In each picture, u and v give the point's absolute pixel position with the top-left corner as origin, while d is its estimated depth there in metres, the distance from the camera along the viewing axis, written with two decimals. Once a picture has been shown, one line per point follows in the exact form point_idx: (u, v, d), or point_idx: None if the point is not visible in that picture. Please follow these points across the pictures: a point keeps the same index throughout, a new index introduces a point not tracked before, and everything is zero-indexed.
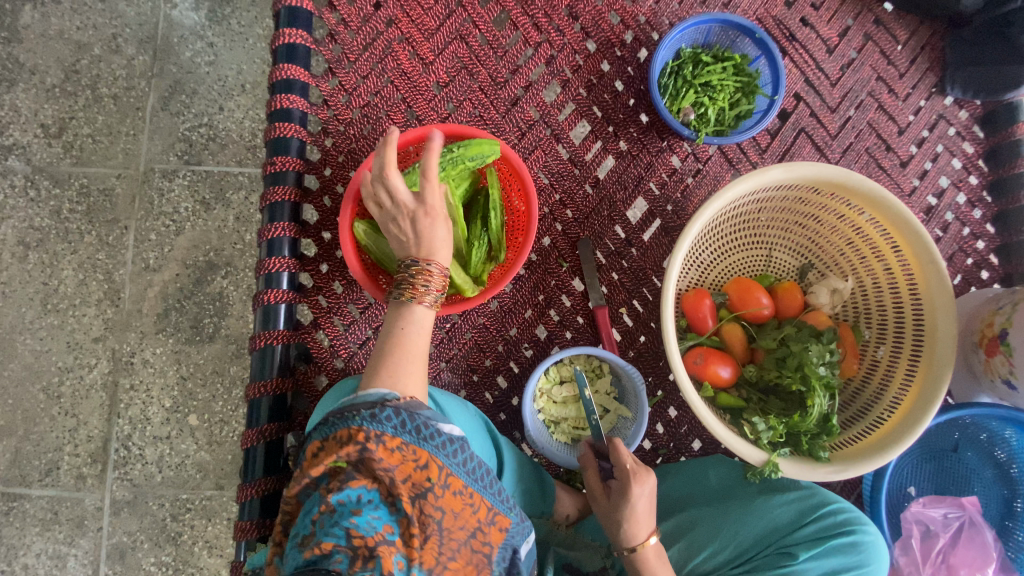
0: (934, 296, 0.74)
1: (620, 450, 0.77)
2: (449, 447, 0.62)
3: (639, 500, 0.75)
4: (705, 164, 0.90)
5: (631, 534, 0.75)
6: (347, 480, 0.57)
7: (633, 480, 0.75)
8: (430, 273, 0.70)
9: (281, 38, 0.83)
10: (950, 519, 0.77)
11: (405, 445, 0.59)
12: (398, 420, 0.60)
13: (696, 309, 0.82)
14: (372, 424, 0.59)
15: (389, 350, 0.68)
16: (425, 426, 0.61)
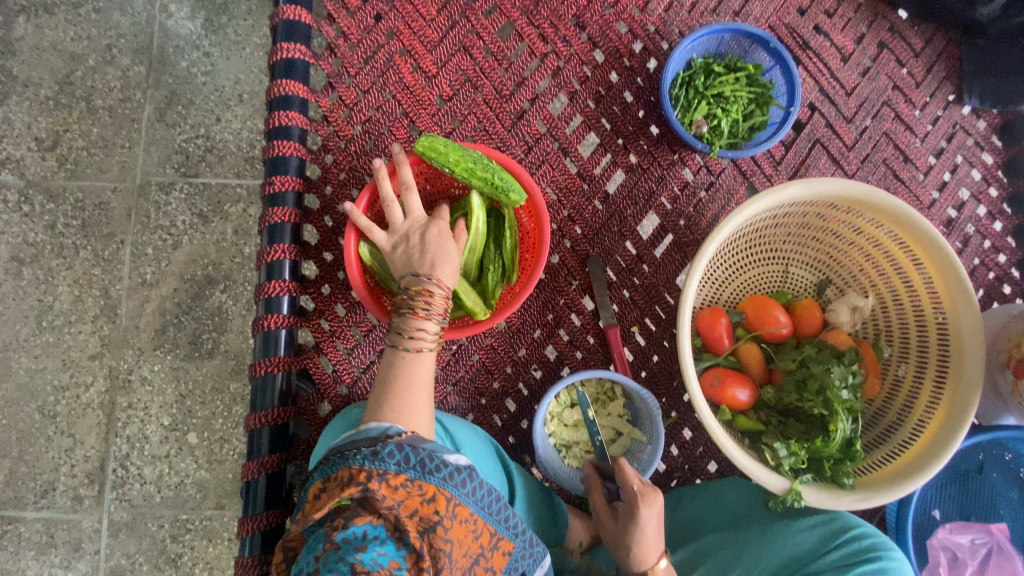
0: (961, 316, 0.71)
1: (627, 473, 0.74)
2: (457, 477, 0.58)
3: (648, 523, 0.72)
4: (717, 177, 0.87)
5: (641, 560, 0.73)
6: (352, 517, 0.54)
7: (639, 502, 0.71)
8: (433, 295, 0.68)
9: (279, 53, 0.80)
10: (977, 545, 0.76)
11: (409, 481, 0.56)
12: (401, 456, 0.57)
13: (712, 329, 0.79)
14: (373, 462, 0.56)
15: (394, 380, 0.65)
16: (429, 459, 0.57)
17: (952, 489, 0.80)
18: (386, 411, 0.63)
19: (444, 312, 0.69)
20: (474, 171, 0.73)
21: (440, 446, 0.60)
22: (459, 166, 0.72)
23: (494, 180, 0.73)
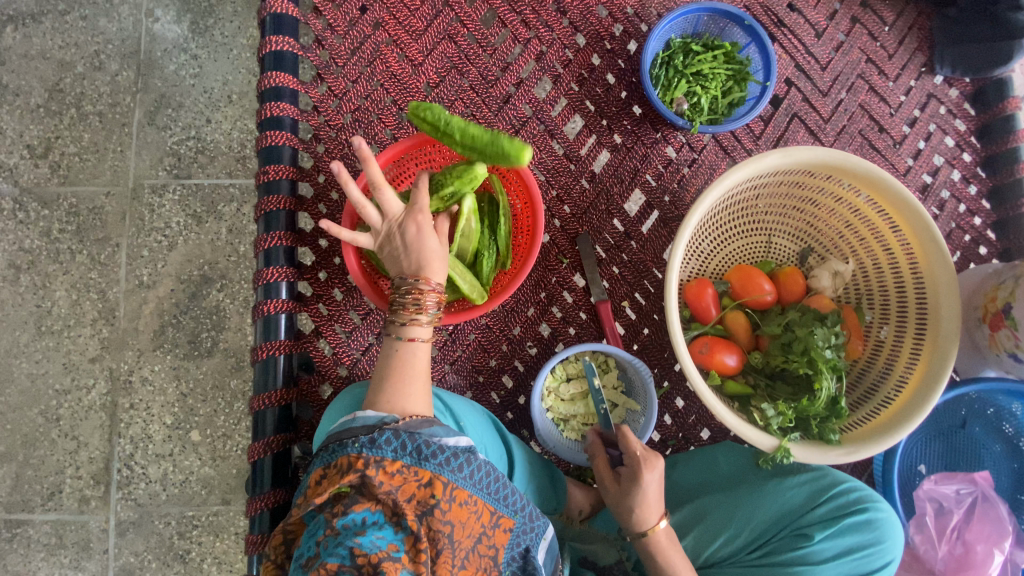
0: (937, 274, 0.74)
1: (630, 441, 0.77)
2: (453, 462, 0.59)
3: (650, 485, 0.74)
4: (700, 153, 0.90)
5: (642, 519, 0.74)
6: (350, 505, 0.55)
7: (644, 466, 0.74)
8: (430, 294, 0.69)
9: (268, 45, 0.82)
10: (962, 495, 0.76)
11: (405, 468, 0.57)
12: (398, 443, 0.58)
13: (699, 299, 0.82)
14: (371, 450, 0.58)
15: (391, 368, 0.67)
16: (425, 445, 0.59)
17: (935, 444, 0.83)
18: (384, 399, 0.65)
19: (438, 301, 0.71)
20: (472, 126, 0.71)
21: (437, 430, 0.61)
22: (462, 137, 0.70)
23: (496, 142, 0.69)
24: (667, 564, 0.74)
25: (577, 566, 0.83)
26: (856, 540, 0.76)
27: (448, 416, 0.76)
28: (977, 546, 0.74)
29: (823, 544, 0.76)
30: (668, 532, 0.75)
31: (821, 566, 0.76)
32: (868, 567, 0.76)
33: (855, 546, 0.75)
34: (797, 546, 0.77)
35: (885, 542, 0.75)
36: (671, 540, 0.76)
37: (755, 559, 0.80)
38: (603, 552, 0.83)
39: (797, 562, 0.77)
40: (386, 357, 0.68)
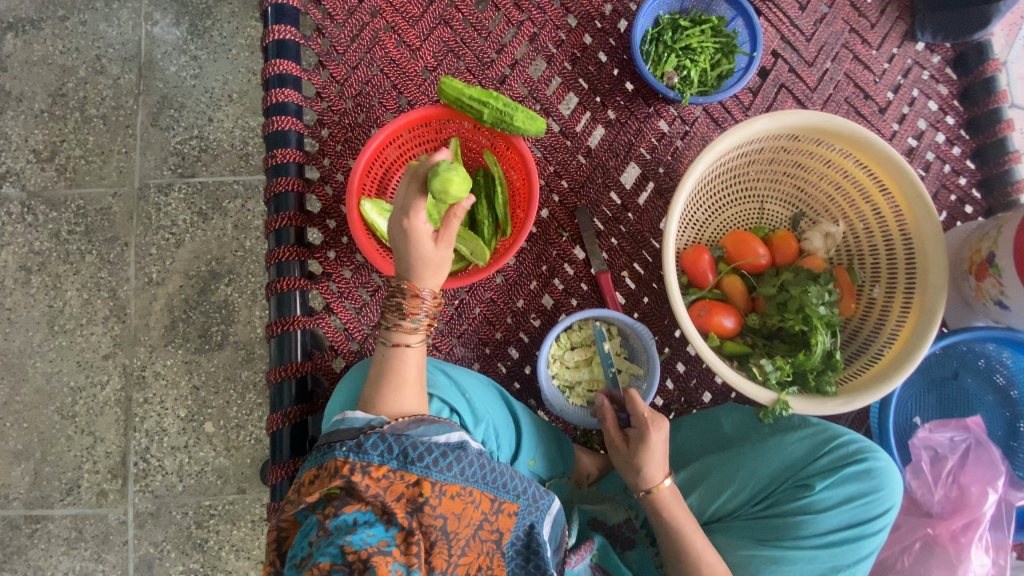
0: (922, 228, 0.77)
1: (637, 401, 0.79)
2: (441, 462, 0.61)
3: (657, 445, 0.78)
4: (692, 126, 0.93)
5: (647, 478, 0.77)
6: (341, 506, 0.58)
7: (651, 426, 0.78)
8: (417, 300, 0.70)
9: (271, 35, 0.85)
10: (956, 442, 0.79)
11: (391, 472, 0.60)
12: (384, 446, 0.61)
13: (696, 265, 0.85)
14: (358, 454, 0.60)
15: (382, 370, 0.71)
16: (412, 448, 0.61)
17: (929, 396, 0.86)
18: (381, 404, 0.69)
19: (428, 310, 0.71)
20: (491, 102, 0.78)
21: (426, 431, 0.64)
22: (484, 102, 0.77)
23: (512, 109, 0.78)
24: (672, 523, 0.76)
25: (587, 527, 0.84)
26: (856, 490, 0.78)
27: (452, 387, 0.79)
28: (971, 488, 0.77)
29: (825, 493, 0.79)
30: (673, 490, 0.78)
31: (823, 513, 0.78)
32: (869, 516, 0.78)
33: (855, 495, 0.78)
34: (800, 497, 0.80)
35: (884, 490, 0.78)
36: (675, 496, 0.78)
37: (760, 511, 0.83)
38: (612, 513, 0.85)
39: (800, 511, 0.79)
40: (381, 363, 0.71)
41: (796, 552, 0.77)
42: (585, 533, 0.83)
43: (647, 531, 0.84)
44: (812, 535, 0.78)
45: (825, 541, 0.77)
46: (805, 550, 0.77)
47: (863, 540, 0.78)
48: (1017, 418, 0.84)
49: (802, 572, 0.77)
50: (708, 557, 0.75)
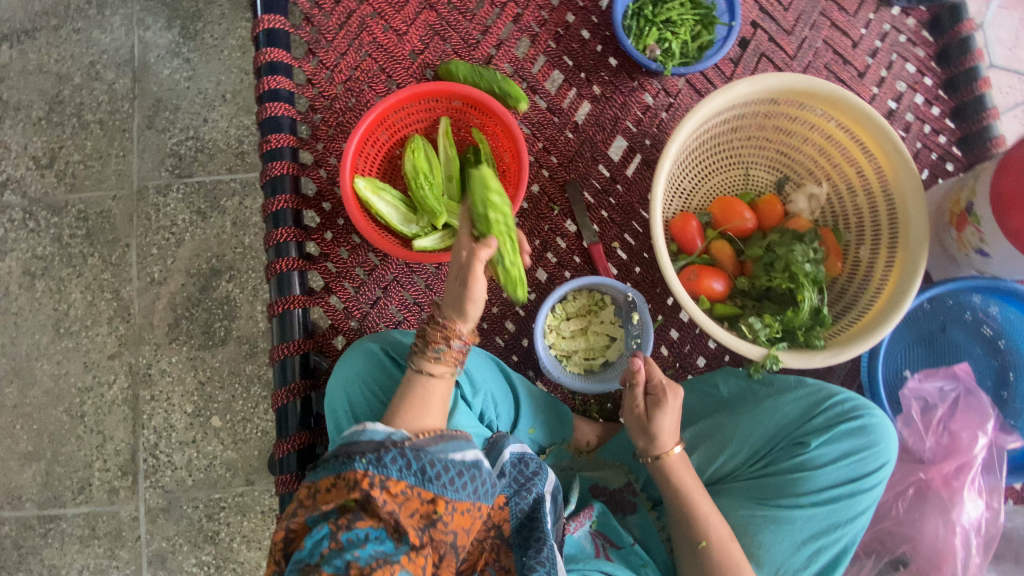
0: (903, 181, 0.78)
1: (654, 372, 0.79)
2: (457, 481, 0.62)
3: (671, 412, 0.77)
4: (676, 97, 0.95)
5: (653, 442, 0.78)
6: (354, 520, 0.58)
7: (667, 391, 0.78)
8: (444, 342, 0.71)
9: (261, 24, 0.88)
10: (946, 391, 0.81)
11: (409, 487, 0.60)
12: (403, 462, 0.61)
13: (684, 231, 0.87)
14: (377, 468, 0.60)
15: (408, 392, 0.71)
16: (430, 466, 0.62)
17: (918, 350, 0.88)
18: (400, 422, 0.68)
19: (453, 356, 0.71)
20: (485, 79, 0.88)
21: (445, 447, 0.64)
22: (464, 75, 0.87)
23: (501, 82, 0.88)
24: (680, 483, 0.77)
25: (588, 494, 0.85)
26: (851, 446, 0.79)
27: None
28: (962, 433, 0.79)
29: (820, 450, 0.79)
30: (682, 458, 0.78)
31: (819, 470, 0.78)
32: (864, 473, 0.79)
33: (850, 451, 0.79)
34: (796, 456, 0.81)
35: (878, 446, 0.79)
36: (683, 462, 0.78)
37: (757, 472, 0.83)
38: (612, 477, 0.86)
39: (797, 469, 0.79)
40: (406, 383, 0.71)
41: (795, 510, 0.77)
42: (586, 499, 0.84)
43: (648, 493, 0.85)
44: (809, 492, 0.78)
45: (823, 498, 0.77)
46: (804, 508, 0.77)
47: (860, 497, 0.78)
48: (1006, 368, 0.86)
49: (801, 530, 0.77)
50: (714, 520, 0.75)
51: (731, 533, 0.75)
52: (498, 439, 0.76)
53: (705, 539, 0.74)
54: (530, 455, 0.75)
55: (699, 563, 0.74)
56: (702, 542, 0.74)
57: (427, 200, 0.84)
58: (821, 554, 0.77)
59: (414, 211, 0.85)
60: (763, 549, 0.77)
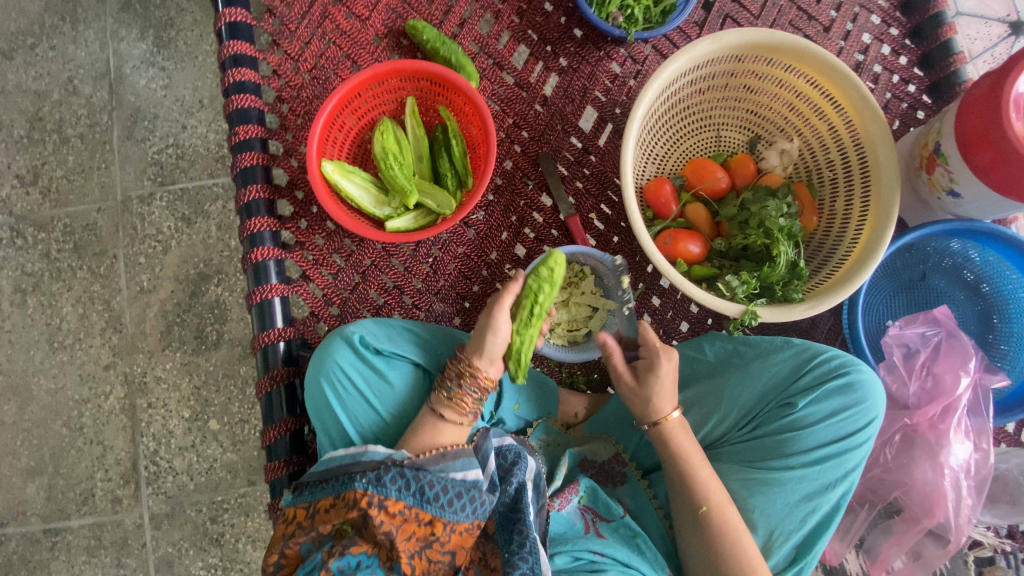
0: (871, 130, 0.78)
1: (648, 335, 0.80)
2: (455, 503, 0.66)
3: (667, 375, 0.78)
4: (643, 64, 0.94)
5: (653, 411, 0.77)
6: (349, 546, 0.62)
7: (661, 356, 0.78)
8: (461, 391, 0.73)
9: (223, 18, 0.88)
10: (928, 336, 0.80)
11: (407, 508, 0.65)
12: (402, 482, 0.66)
13: (658, 196, 0.87)
14: (377, 487, 0.65)
15: (419, 425, 0.74)
16: (429, 487, 0.67)
17: (901, 300, 0.88)
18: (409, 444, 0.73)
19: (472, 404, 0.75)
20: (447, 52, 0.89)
21: (447, 466, 0.69)
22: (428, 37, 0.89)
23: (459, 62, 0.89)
24: (678, 450, 0.76)
25: (577, 468, 0.83)
26: (840, 404, 0.76)
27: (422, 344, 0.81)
28: (945, 375, 0.78)
29: (809, 409, 0.76)
30: (682, 423, 0.78)
31: (809, 430, 0.75)
32: (854, 429, 0.76)
33: (838, 410, 0.75)
34: (784, 417, 0.77)
35: (868, 401, 0.75)
36: (683, 429, 0.78)
37: (746, 435, 0.80)
38: (601, 450, 0.85)
39: (786, 430, 0.76)
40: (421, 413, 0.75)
41: (786, 473, 0.74)
42: (575, 474, 0.83)
43: (637, 463, 0.86)
44: (799, 452, 0.75)
45: (813, 458, 0.75)
46: (794, 469, 0.74)
47: (849, 453, 0.75)
48: (991, 312, 0.86)
49: (793, 492, 0.74)
50: (714, 485, 0.74)
51: (729, 496, 0.75)
52: (478, 445, 0.74)
53: (705, 505, 0.73)
54: (513, 445, 0.75)
55: (700, 529, 0.73)
56: (703, 507, 0.73)
57: (397, 179, 0.83)
58: (814, 514, 0.74)
59: (385, 193, 0.85)
60: (759, 513, 0.74)
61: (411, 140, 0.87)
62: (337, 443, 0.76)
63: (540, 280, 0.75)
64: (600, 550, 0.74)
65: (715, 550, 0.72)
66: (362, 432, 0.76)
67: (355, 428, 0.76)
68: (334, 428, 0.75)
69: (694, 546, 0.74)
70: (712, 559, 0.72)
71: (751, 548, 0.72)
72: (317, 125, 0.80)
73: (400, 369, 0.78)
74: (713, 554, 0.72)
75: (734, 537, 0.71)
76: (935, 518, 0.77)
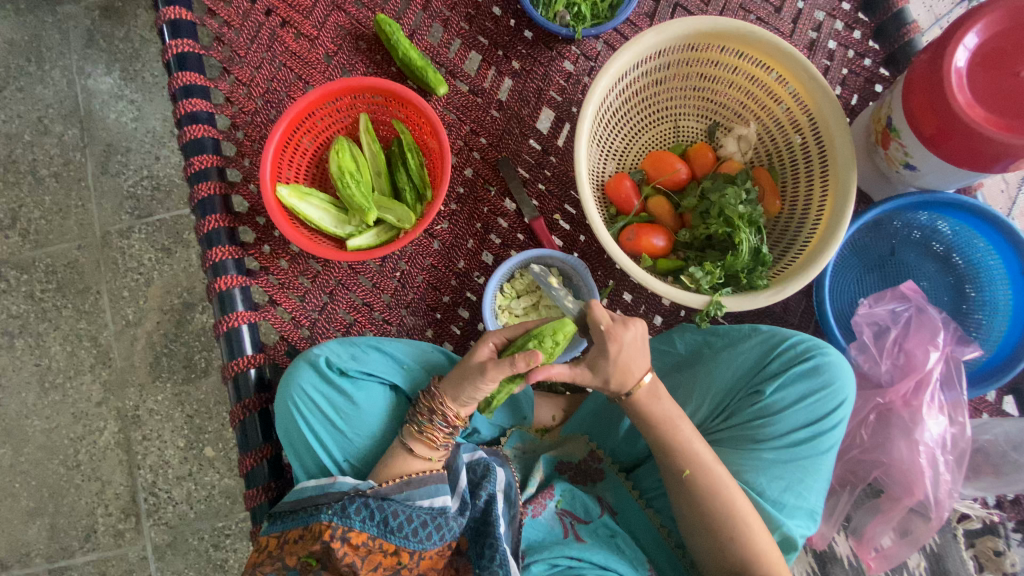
0: (824, 109, 0.77)
1: (596, 313, 0.73)
2: (420, 533, 0.68)
3: (626, 346, 0.74)
4: (596, 60, 0.94)
5: (622, 382, 0.75)
6: None
7: (609, 339, 0.73)
8: (434, 429, 0.74)
9: (170, 50, 0.88)
10: (898, 313, 0.80)
11: (371, 539, 0.67)
12: (366, 513, 0.68)
13: (619, 192, 0.86)
14: (340, 520, 0.67)
15: (388, 455, 0.75)
16: (393, 516, 0.68)
17: (872, 277, 0.87)
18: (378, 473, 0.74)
19: (445, 440, 0.75)
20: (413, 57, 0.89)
21: (414, 493, 0.71)
22: (398, 40, 0.89)
23: (425, 70, 0.89)
24: (657, 416, 0.75)
25: (553, 472, 0.84)
26: (808, 389, 0.75)
27: (387, 361, 0.80)
28: (916, 351, 0.78)
29: (777, 396, 0.75)
30: (653, 387, 0.76)
31: (779, 416, 0.75)
32: (824, 413, 0.75)
33: (807, 394, 0.75)
34: (755, 405, 0.77)
35: (835, 384, 0.74)
36: (654, 395, 0.76)
37: (722, 425, 0.79)
38: (575, 449, 0.85)
39: (756, 416, 0.76)
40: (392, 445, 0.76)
41: (760, 454, 0.74)
42: (551, 479, 0.83)
43: (614, 459, 0.86)
44: (771, 438, 0.75)
45: (786, 443, 0.74)
46: (765, 454, 0.74)
47: (822, 437, 0.74)
48: (963, 282, 0.85)
49: (767, 474, 0.74)
50: (697, 446, 0.74)
51: (716, 456, 0.75)
52: (449, 462, 0.77)
53: (687, 468, 0.73)
54: (482, 458, 0.77)
55: (688, 493, 0.73)
56: (685, 472, 0.73)
57: (354, 198, 0.83)
58: (791, 497, 0.74)
59: (345, 212, 0.86)
60: (750, 473, 0.74)
61: (368, 157, 0.87)
62: (309, 466, 0.77)
63: (541, 347, 0.73)
64: (578, 556, 0.75)
65: (705, 512, 0.72)
66: (332, 453, 0.77)
67: (325, 450, 0.76)
68: (305, 451, 0.76)
69: (683, 511, 0.74)
70: (703, 519, 0.72)
71: (742, 503, 0.72)
72: (269, 149, 0.80)
73: (366, 390, 0.77)
74: (704, 517, 0.72)
75: (724, 497, 0.71)
76: (915, 496, 0.77)
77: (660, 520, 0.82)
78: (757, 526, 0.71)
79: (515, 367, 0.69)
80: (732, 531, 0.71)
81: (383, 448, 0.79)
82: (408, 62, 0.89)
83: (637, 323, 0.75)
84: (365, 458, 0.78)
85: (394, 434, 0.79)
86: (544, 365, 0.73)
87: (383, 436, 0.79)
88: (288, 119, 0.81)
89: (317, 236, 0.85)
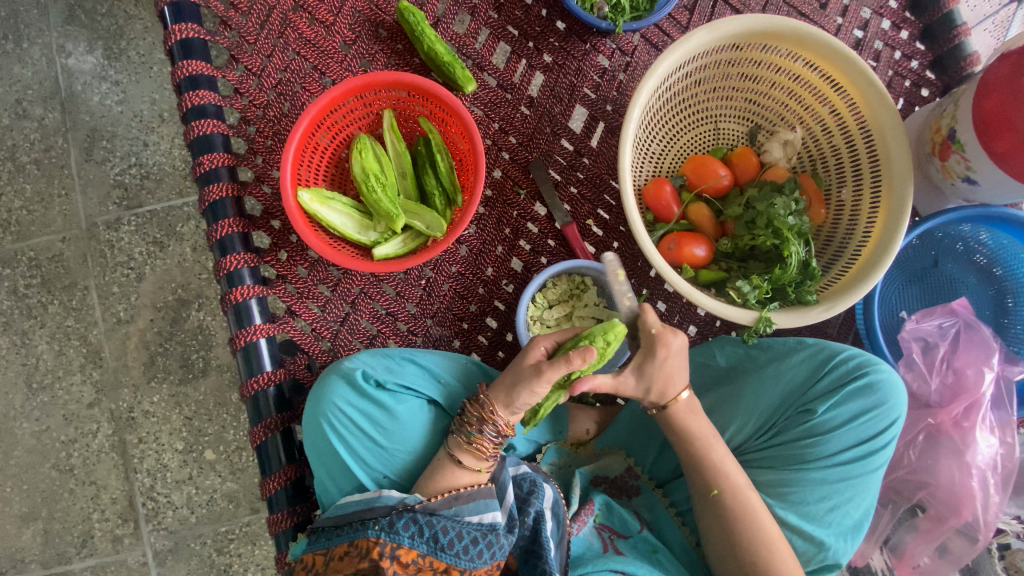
0: (881, 118, 0.74)
1: (647, 317, 0.72)
2: (471, 550, 0.65)
3: (668, 361, 0.71)
4: (632, 55, 0.88)
5: (662, 393, 0.73)
6: None
7: (657, 343, 0.71)
8: (482, 440, 0.70)
9: (173, 36, 0.80)
10: (946, 328, 0.81)
11: (421, 557, 0.63)
12: (415, 528, 0.65)
13: (658, 198, 0.82)
14: (389, 535, 0.64)
15: (434, 465, 0.72)
16: (443, 533, 0.65)
17: (913, 288, 0.87)
18: (422, 487, 0.71)
19: (496, 450, 0.72)
20: (442, 54, 0.82)
21: (463, 509, 0.68)
22: (424, 31, 0.82)
23: (452, 65, 0.82)
24: (690, 433, 0.73)
25: (589, 485, 0.81)
26: (861, 407, 0.73)
27: (425, 375, 0.76)
28: (967, 371, 0.79)
29: (829, 415, 0.73)
30: (690, 404, 0.74)
31: (830, 436, 0.73)
32: (876, 432, 0.73)
33: (860, 413, 0.73)
34: (804, 424, 0.75)
35: (889, 403, 0.72)
36: (692, 411, 0.74)
37: (764, 444, 0.77)
38: (613, 465, 0.82)
39: (805, 436, 0.74)
40: (435, 459, 0.72)
41: (805, 473, 0.73)
42: (587, 492, 0.81)
43: (650, 475, 0.83)
44: (819, 458, 0.73)
45: (835, 462, 0.72)
46: (812, 473, 0.72)
47: (873, 456, 0.73)
48: (1004, 294, 0.84)
49: (812, 494, 0.72)
50: (728, 467, 0.72)
51: (749, 480, 0.72)
52: (496, 474, 0.74)
53: (716, 488, 0.71)
54: (527, 473, 0.74)
55: (715, 512, 0.71)
56: (714, 490, 0.71)
57: (380, 203, 0.78)
58: (836, 517, 0.72)
59: (369, 216, 0.80)
60: (793, 492, 0.73)
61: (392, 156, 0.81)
62: (343, 484, 0.72)
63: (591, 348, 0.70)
64: (622, 568, 0.72)
65: (732, 531, 0.70)
66: (368, 471, 0.72)
67: (362, 468, 0.72)
68: (339, 469, 0.72)
69: (712, 532, 0.72)
70: (732, 543, 0.70)
71: (770, 526, 0.70)
72: (290, 151, 0.74)
73: (404, 405, 0.73)
74: (733, 537, 0.70)
75: (751, 518, 0.70)
76: (962, 516, 0.79)
77: (696, 538, 0.80)
78: (785, 551, 0.70)
79: (571, 364, 0.66)
80: (757, 555, 0.69)
81: (422, 465, 0.75)
82: (433, 59, 0.83)
83: (682, 335, 0.73)
84: (401, 475, 0.74)
85: (432, 450, 0.75)
86: (590, 373, 0.72)
87: (421, 451, 0.75)
88: (305, 116, 0.74)
89: (336, 243, 0.79)
